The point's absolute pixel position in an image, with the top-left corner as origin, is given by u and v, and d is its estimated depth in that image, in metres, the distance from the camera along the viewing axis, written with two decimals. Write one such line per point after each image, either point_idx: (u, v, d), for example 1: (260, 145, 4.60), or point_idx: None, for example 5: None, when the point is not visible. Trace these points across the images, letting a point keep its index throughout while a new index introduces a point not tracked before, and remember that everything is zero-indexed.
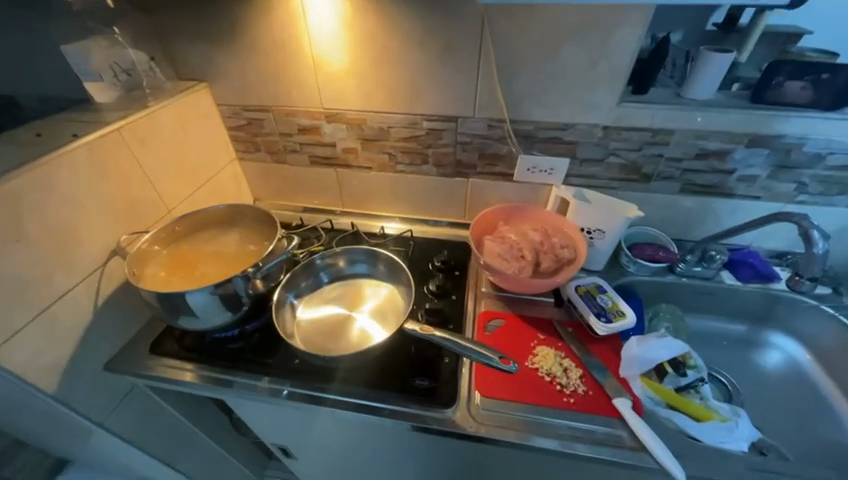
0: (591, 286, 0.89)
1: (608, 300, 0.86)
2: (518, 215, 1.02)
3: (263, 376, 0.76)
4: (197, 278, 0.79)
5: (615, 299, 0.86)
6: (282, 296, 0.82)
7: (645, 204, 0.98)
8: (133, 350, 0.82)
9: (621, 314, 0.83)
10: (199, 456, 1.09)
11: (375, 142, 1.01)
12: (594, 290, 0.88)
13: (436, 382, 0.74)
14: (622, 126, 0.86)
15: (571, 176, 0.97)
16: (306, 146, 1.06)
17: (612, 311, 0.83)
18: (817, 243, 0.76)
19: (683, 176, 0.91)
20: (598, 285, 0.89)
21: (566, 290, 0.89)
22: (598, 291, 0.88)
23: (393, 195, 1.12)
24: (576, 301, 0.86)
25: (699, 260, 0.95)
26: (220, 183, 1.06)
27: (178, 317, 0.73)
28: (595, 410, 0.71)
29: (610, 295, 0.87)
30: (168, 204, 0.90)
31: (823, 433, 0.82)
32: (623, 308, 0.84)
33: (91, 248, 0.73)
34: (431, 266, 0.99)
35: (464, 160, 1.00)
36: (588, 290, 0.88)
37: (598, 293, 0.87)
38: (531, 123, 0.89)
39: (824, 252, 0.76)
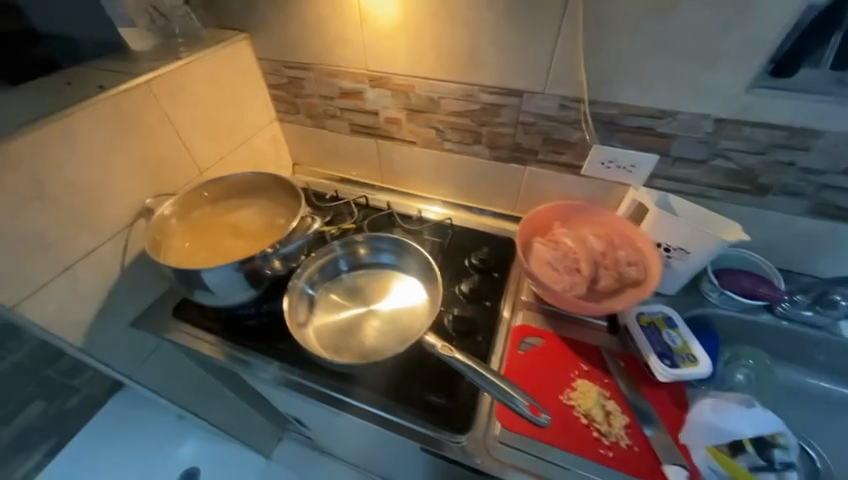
0: (658, 317, 0.74)
1: (676, 339, 0.71)
2: (580, 216, 0.86)
3: (273, 361, 0.73)
4: (218, 252, 0.76)
5: (687, 338, 0.71)
6: (298, 286, 0.76)
7: (751, 223, 0.77)
8: (159, 311, 0.82)
9: (692, 359, 0.67)
10: (224, 408, 1.14)
11: (422, 115, 0.88)
12: (660, 324, 0.73)
13: (451, 402, 0.66)
14: (745, 120, 0.65)
15: (657, 177, 0.77)
16: (347, 113, 0.96)
17: (681, 354, 0.68)
18: None
19: (817, 194, 0.69)
20: (666, 317, 0.74)
21: (624, 317, 0.75)
22: (665, 325, 0.73)
23: (438, 175, 0.99)
24: (636, 333, 0.72)
25: (812, 303, 0.75)
26: (256, 146, 1.00)
27: (194, 291, 0.70)
28: (639, 472, 0.58)
29: (681, 332, 0.72)
30: (200, 166, 0.86)
31: None
32: (696, 353, 0.68)
33: (116, 207, 0.70)
34: (468, 263, 0.87)
35: (524, 144, 0.83)
36: (652, 321, 0.73)
37: (664, 328, 0.72)
38: (617, 107, 0.71)
39: None
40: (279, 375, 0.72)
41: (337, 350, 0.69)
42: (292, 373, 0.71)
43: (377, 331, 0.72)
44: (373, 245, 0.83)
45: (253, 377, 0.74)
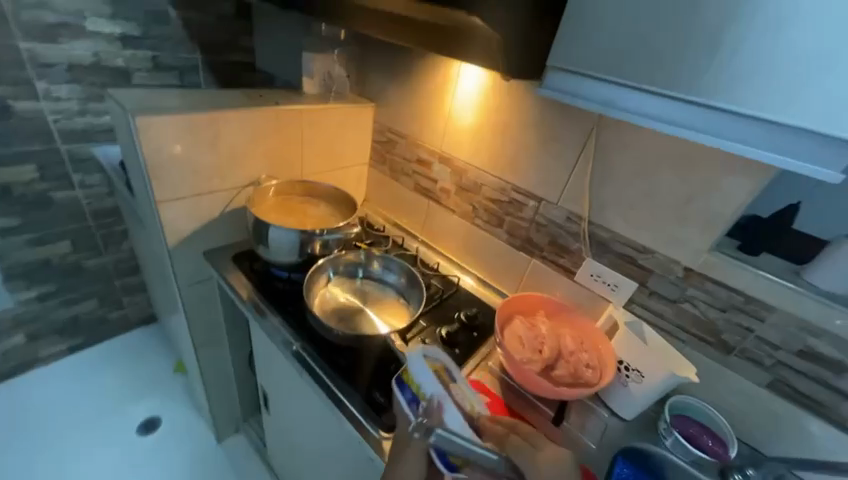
0: (438, 364, 0.70)
1: (458, 395, 0.65)
2: (563, 315, 0.98)
3: (279, 316, 0.93)
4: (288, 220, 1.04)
5: (469, 395, 0.68)
6: (325, 267, 0.98)
7: (714, 378, 0.82)
8: (226, 252, 1.10)
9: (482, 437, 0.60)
10: (218, 360, 1.32)
11: (467, 192, 1.13)
12: (442, 371, 0.69)
13: (389, 404, 0.77)
14: (708, 276, 0.77)
15: (635, 304, 0.89)
16: (416, 175, 1.26)
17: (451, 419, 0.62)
18: None
19: (776, 369, 0.74)
20: (448, 373, 0.69)
21: (395, 389, 0.71)
22: (444, 378, 0.67)
23: (464, 243, 1.20)
24: (405, 406, 0.68)
25: None
26: (347, 174, 1.33)
27: (260, 243, 0.98)
28: None
29: (454, 383, 0.69)
30: (303, 171, 1.18)
31: None
32: (472, 403, 0.66)
33: (244, 172, 1.04)
34: (456, 314, 1.02)
35: (534, 238, 1.02)
36: (418, 390, 0.66)
37: (446, 379, 0.67)
38: (609, 233, 0.88)
39: None
40: (279, 325, 0.92)
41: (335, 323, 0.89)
42: (286, 328, 0.91)
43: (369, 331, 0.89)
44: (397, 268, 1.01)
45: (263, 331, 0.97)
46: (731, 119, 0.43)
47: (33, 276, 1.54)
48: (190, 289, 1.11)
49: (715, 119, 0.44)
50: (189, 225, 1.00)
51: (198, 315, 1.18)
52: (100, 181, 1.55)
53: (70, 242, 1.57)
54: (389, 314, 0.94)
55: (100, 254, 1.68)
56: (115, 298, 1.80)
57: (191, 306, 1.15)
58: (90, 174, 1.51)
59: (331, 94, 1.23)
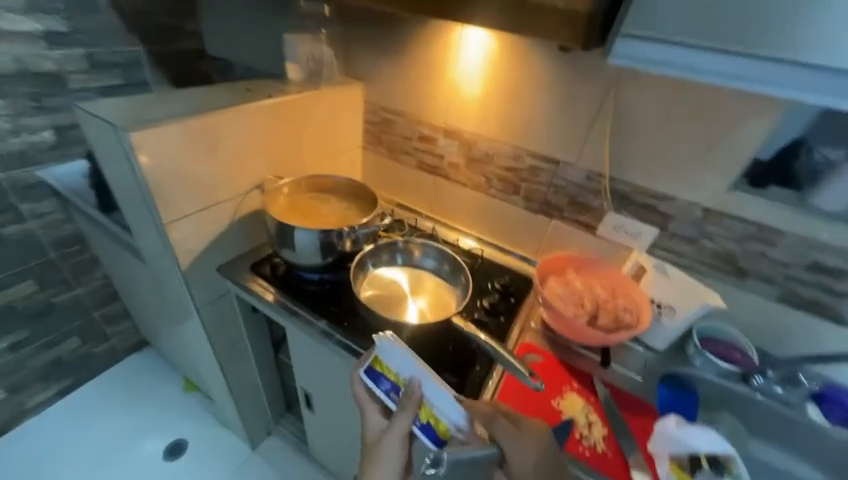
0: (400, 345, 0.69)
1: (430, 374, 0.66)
2: (590, 268, 1.03)
3: (321, 319, 0.90)
4: (306, 220, 0.99)
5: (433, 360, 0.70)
6: (363, 261, 0.96)
7: (732, 301, 0.92)
8: (240, 263, 1.04)
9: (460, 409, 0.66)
10: (244, 373, 1.27)
11: (478, 164, 1.13)
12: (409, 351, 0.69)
13: (461, 381, 0.80)
14: (726, 213, 0.85)
15: (657, 247, 0.96)
16: (419, 153, 1.22)
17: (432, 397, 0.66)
18: None
19: (786, 284, 0.85)
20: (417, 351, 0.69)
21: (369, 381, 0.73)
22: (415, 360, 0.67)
23: (480, 216, 1.20)
24: (384, 396, 0.71)
25: (782, 379, 0.86)
26: (344, 161, 1.27)
27: (285, 248, 0.92)
28: (610, 472, 0.68)
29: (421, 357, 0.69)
30: (303, 164, 1.11)
31: None
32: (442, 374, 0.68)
33: (248, 176, 0.98)
34: (490, 285, 1.04)
35: (553, 201, 1.05)
36: (395, 377, 0.69)
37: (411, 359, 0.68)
38: (629, 186, 0.93)
39: None
40: (323, 328, 0.88)
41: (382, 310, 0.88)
42: (333, 329, 0.88)
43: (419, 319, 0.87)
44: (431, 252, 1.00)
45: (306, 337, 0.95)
46: (821, 73, 0.45)
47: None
48: (208, 308, 1.05)
49: (793, 74, 0.46)
50: (199, 242, 0.94)
51: (220, 334, 1.12)
52: (54, 207, 1.36)
53: (34, 281, 1.39)
54: (437, 305, 0.91)
55: (71, 288, 1.50)
56: (98, 330, 1.64)
57: (211, 326, 1.08)
58: (40, 201, 1.32)
59: (317, 77, 1.14)
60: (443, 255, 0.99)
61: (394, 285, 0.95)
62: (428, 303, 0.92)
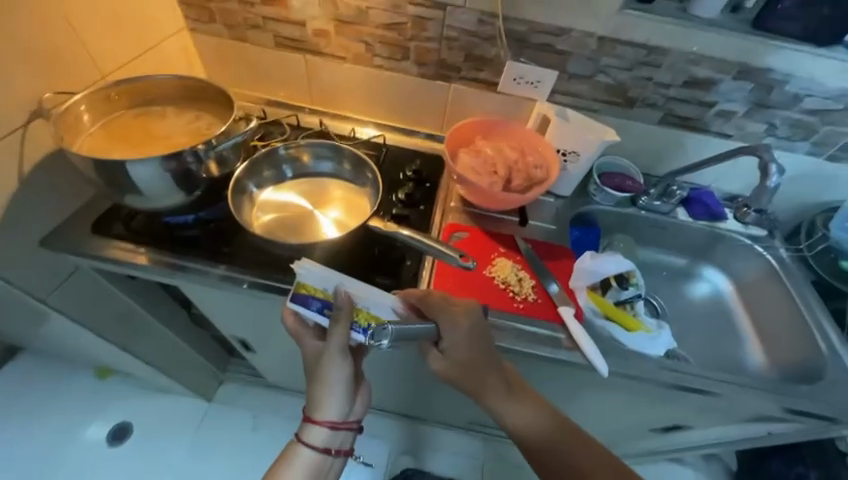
0: None
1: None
2: (497, 131, 0.98)
3: (218, 264, 0.74)
4: (142, 150, 0.73)
5: None
6: (241, 185, 0.77)
7: (624, 133, 0.96)
8: (73, 229, 0.77)
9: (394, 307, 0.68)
10: (160, 343, 1.11)
11: (351, 27, 0.89)
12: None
13: (396, 282, 0.76)
14: (619, 39, 0.80)
15: (557, 93, 0.92)
16: (269, 23, 0.92)
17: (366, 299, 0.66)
18: (772, 176, 0.77)
19: (667, 105, 0.89)
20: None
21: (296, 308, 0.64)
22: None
23: (371, 96, 1.02)
24: (316, 317, 0.64)
25: (661, 195, 0.99)
26: (165, 54, 0.91)
27: (124, 195, 0.68)
28: (541, 314, 0.77)
29: None
30: (102, 68, 0.78)
31: (727, 352, 0.97)
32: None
33: (9, 103, 0.65)
34: (402, 174, 0.95)
35: (448, 59, 0.90)
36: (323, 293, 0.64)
37: None
38: (526, 24, 0.82)
39: (775, 187, 0.77)
40: (225, 275, 0.74)
41: (293, 237, 0.75)
42: (238, 271, 0.74)
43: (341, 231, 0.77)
44: (324, 153, 0.84)
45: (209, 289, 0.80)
46: None
47: None
48: (61, 295, 0.81)
49: None
50: None
51: (99, 316, 0.90)
52: None
53: None
54: (349, 207, 0.81)
55: None
56: None
57: (80, 313, 0.86)
58: None
59: None
60: (342, 153, 0.84)
61: (295, 203, 0.80)
62: (338, 209, 0.81)
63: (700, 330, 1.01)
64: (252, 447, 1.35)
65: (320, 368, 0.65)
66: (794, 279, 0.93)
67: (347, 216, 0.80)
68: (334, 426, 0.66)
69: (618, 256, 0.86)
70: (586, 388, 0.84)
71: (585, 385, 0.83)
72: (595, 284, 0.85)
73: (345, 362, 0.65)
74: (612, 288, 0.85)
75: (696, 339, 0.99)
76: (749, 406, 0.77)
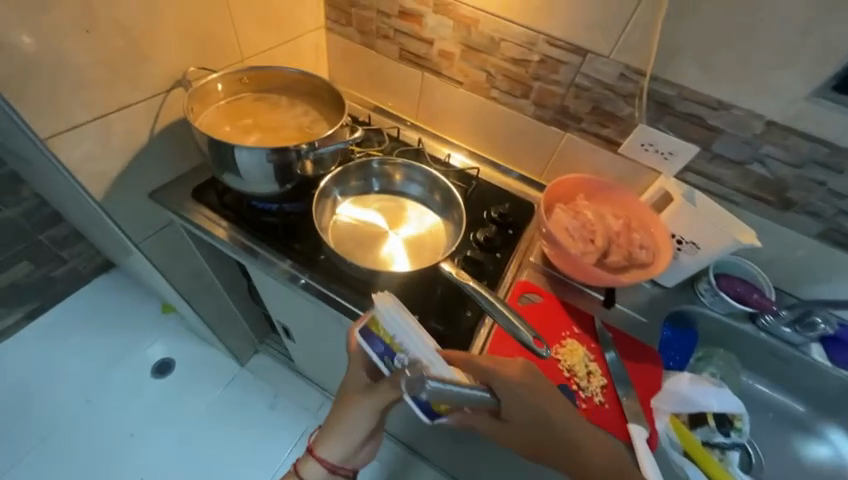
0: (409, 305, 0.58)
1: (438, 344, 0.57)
2: (604, 194, 0.87)
3: (286, 259, 0.75)
4: (253, 133, 0.77)
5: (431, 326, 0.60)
6: (328, 188, 0.77)
7: (764, 236, 0.79)
8: (177, 189, 0.83)
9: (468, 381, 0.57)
10: (216, 304, 1.18)
11: (478, 54, 0.86)
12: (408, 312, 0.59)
13: (449, 331, 0.70)
14: (795, 130, 0.66)
15: (690, 171, 0.79)
16: (399, 36, 0.92)
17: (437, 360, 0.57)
18: None
19: (836, 219, 0.71)
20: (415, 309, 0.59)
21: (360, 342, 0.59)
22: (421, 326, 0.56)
23: (476, 125, 0.98)
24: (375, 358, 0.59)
25: (794, 322, 0.80)
26: (299, 48, 0.96)
27: (224, 172, 0.71)
28: (603, 423, 0.65)
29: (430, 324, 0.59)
30: (243, 52, 0.84)
31: None
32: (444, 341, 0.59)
33: (161, 69, 0.72)
34: (486, 215, 0.88)
35: (571, 108, 0.82)
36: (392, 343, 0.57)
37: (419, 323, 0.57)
38: (677, 89, 0.71)
39: None
40: (290, 271, 0.74)
41: (366, 252, 0.73)
42: (302, 271, 0.74)
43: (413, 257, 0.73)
44: (416, 177, 0.81)
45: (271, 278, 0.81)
46: None
47: None
48: (150, 243, 0.88)
49: None
50: (114, 165, 0.73)
51: (175, 269, 0.97)
52: None
53: None
54: (425, 231, 0.78)
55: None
56: (50, 254, 1.43)
57: (161, 263, 0.93)
58: None
59: None
60: (434, 183, 0.80)
61: (372, 217, 0.78)
62: (413, 230, 0.77)
63: None
64: (266, 426, 1.36)
65: (341, 422, 0.71)
66: None
67: (421, 239, 0.76)
68: (331, 466, 0.77)
69: (726, 392, 0.71)
70: None
71: None
72: (685, 413, 0.70)
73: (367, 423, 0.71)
74: (704, 424, 0.70)
75: None
76: None
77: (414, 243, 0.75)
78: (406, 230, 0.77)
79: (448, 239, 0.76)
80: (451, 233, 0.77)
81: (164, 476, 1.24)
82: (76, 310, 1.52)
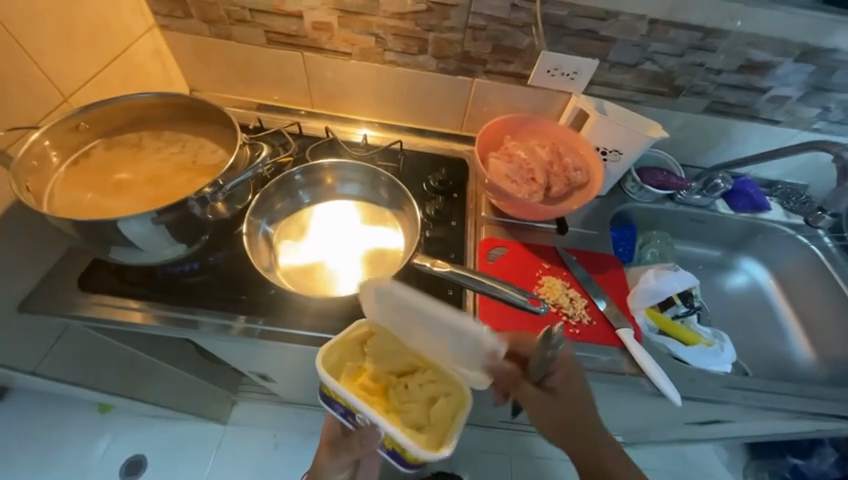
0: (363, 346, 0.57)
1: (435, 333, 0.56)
2: (528, 129, 0.88)
3: (238, 316, 0.64)
4: (125, 192, 0.61)
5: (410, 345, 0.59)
6: (255, 223, 0.67)
7: (666, 124, 0.88)
8: (57, 287, 0.65)
9: (455, 396, 0.55)
10: (168, 384, 1.01)
11: (358, 18, 0.76)
12: (366, 342, 0.58)
13: None
14: (671, 22, 0.71)
15: (595, 84, 0.82)
16: (258, 16, 0.77)
17: (412, 387, 0.56)
18: None
19: (716, 92, 0.81)
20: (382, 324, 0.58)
21: (324, 406, 0.58)
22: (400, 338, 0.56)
23: (381, 96, 0.89)
24: (340, 417, 0.57)
25: (703, 189, 0.92)
26: (137, 61, 0.76)
27: (110, 249, 0.56)
28: (598, 339, 0.71)
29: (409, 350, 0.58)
30: (63, 88, 0.64)
31: (771, 347, 0.94)
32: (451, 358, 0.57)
33: None
34: (426, 187, 0.85)
35: (473, 52, 0.79)
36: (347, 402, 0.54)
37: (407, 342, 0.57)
38: (566, 8, 0.71)
39: None
40: (248, 327, 0.64)
41: (323, 282, 0.66)
42: (261, 322, 0.64)
43: (374, 266, 0.68)
44: (348, 174, 0.74)
45: (225, 342, 0.69)
46: None
47: None
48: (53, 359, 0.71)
49: None
50: None
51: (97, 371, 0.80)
52: None
53: None
54: (374, 235, 0.71)
55: None
56: None
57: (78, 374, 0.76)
58: None
59: None
60: (375, 177, 0.74)
61: (311, 238, 0.70)
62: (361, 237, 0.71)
63: (744, 326, 0.97)
64: (277, 469, 1.28)
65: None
66: (840, 269, 0.90)
67: (373, 244, 0.70)
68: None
69: (682, 272, 0.80)
70: (637, 405, 0.80)
71: (640, 404, 0.79)
72: (656, 302, 0.79)
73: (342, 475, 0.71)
74: (673, 305, 0.79)
75: (741, 337, 0.95)
76: (811, 415, 0.74)
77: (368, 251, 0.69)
78: (354, 240, 0.70)
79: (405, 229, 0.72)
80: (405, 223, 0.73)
81: None
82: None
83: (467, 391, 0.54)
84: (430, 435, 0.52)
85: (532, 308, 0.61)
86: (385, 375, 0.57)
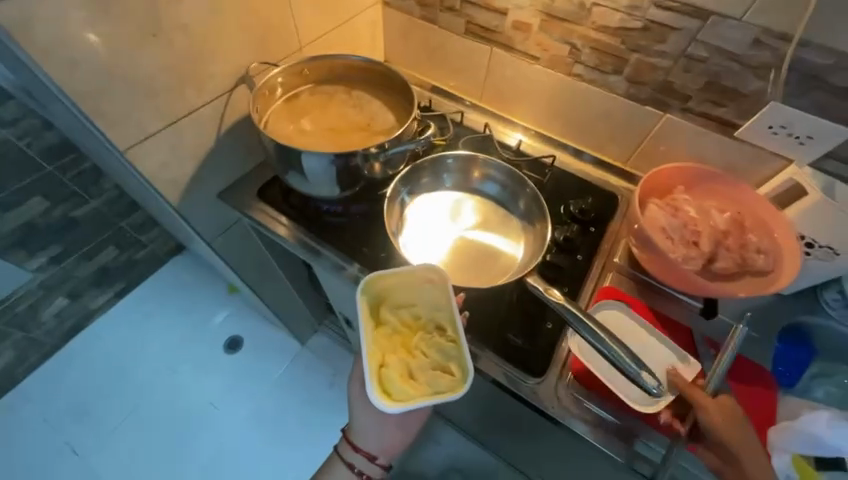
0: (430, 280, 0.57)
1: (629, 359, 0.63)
2: (708, 186, 0.75)
3: (354, 263, 0.72)
4: (315, 132, 0.73)
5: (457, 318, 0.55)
6: (398, 192, 0.73)
7: None
8: (244, 188, 0.82)
9: (454, 378, 0.51)
10: (278, 292, 1.21)
11: (563, 24, 0.73)
12: (422, 286, 0.57)
13: (529, 345, 0.66)
14: None
15: (832, 159, 0.64)
16: (467, 7, 0.81)
17: (433, 343, 0.55)
18: None
19: None
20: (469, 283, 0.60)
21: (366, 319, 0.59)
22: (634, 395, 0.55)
23: (550, 107, 0.86)
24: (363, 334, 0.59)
25: None
26: (355, 28, 0.89)
27: (288, 172, 0.69)
28: None
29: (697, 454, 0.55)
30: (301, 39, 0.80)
31: None
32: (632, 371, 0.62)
33: (224, 67, 0.68)
34: (564, 210, 0.79)
35: (677, 84, 0.69)
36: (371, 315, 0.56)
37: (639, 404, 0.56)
38: (836, 58, 0.55)
39: None
40: (358, 277, 0.71)
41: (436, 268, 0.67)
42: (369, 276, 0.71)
43: (488, 273, 0.68)
44: (492, 174, 0.75)
45: (335, 280, 0.79)
46: None
47: (30, 243, 1.26)
48: (221, 241, 0.90)
49: None
50: (188, 169, 0.72)
51: (242, 261, 1.00)
52: (22, 110, 1.08)
53: (39, 196, 1.22)
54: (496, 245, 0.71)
55: (87, 200, 1.33)
56: (131, 239, 1.51)
57: (230, 258, 0.96)
58: None
59: None
60: (519, 186, 0.73)
61: (437, 219, 0.74)
62: (485, 243, 0.72)
63: None
64: (329, 402, 1.43)
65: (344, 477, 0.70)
66: None
67: (492, 250, 0.71)
68: (369, 457, 0.69)
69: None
70: None
71: None
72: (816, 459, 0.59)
73: (375, 465, 0.70)
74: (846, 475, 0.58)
75: None
76: None
77: (484, 258, 0.70)
78: (476, 242, 0.72)
79: (527, 245, 0.71)
80: (531, 239, 0.71)
81: (245, 442, 1.36)
82: (144, 294, 1.61)
83: (467, 383, 0.49)
84: (413, 387, 0.50)
85: (639, 376, 0.53)
86: (424, 319, 0.57)
